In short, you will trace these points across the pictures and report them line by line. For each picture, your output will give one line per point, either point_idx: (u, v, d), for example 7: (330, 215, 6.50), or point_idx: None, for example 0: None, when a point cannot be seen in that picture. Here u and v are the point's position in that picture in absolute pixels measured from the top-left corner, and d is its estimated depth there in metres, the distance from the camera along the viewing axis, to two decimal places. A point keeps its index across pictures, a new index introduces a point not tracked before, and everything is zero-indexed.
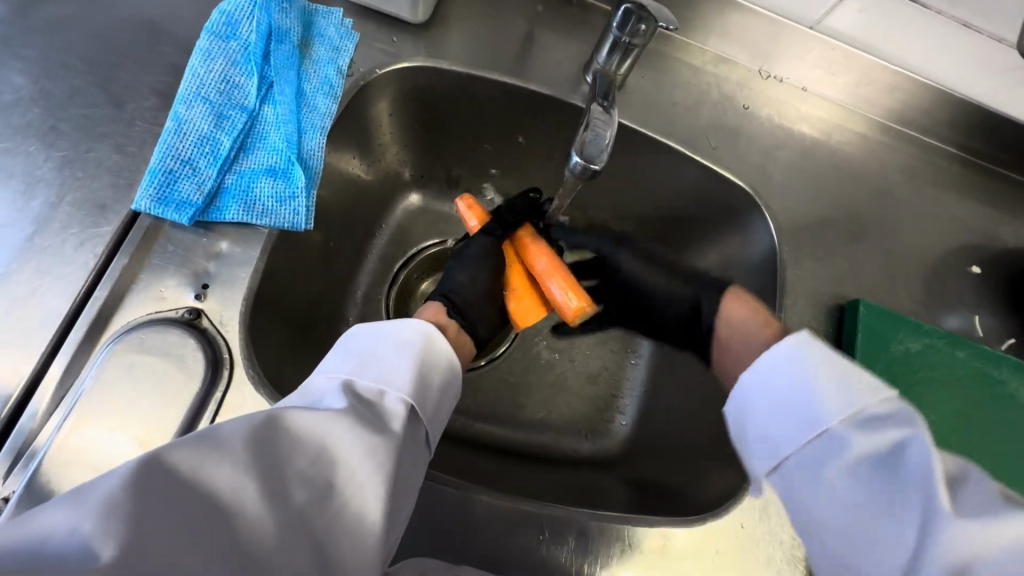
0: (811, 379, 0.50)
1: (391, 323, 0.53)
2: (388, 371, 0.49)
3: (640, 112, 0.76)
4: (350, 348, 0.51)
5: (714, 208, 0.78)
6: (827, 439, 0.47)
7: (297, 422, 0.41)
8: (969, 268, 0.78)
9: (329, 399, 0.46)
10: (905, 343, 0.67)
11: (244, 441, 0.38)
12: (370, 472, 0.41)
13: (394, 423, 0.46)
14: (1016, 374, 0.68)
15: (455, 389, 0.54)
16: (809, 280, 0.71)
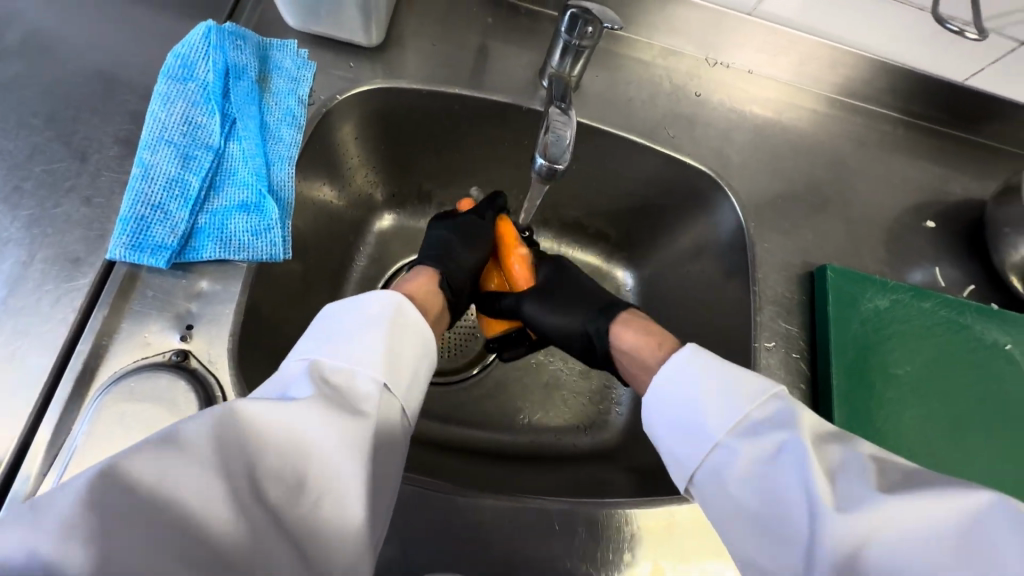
0: (696, 391, 0.54)
1: (359, 298, 0.54)
2: (360, 349, 0.50)
3: (598, 110, 0.79)
4: (320, 331, 0.51)
5: (679, 194, 0.81)
6: (718, 451, 0.51)
7: (262, 416, 0.41)
8: (924, 224, 0.82)
9: (298, 388, 0.46)
10: (874, 301, 0.70)
11: (208, 443, 0.38)
12: (342, 457, 0.42)
13: (368, 403, 0.47)
14: (979, 318, 0.72)
15: (429, 364, 0.55)
16: (777, 252, 0.74)
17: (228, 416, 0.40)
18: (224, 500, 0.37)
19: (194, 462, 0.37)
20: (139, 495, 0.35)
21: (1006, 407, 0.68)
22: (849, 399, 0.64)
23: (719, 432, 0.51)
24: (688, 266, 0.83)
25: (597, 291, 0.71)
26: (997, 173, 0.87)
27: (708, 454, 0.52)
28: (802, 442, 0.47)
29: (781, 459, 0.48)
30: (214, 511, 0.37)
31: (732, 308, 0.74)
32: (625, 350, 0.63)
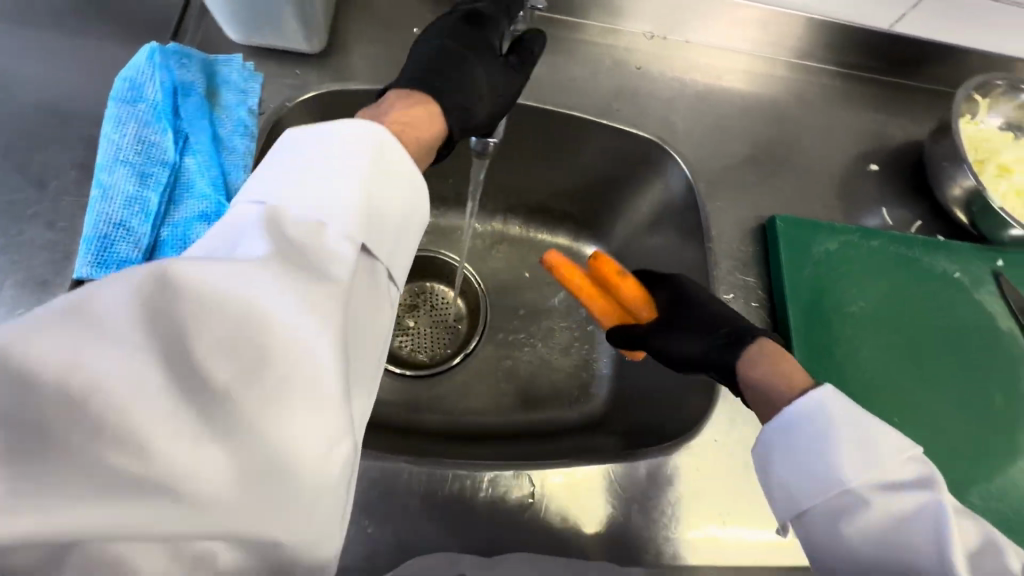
0: (829, 434, 0.50)
1: (321, 138, 0.48)
2: (328, 199, 0.44)
3: (546, 93, 0.82)
4: (281, 177, 0.45)
5: (632, 164, 0.84)
6: (837, 499, 0.49)
7: (206, 278, 0.34)
8: (868, 168, 0.85)
9: (251, 240, 0.40)
10: (825, 245, 0.72)
11: (132, 316, 0.31)
12: (315, 328, 0.36)
13: (342, 264, 0.41)
14: (925, 251, 0.75)
15: (410, 218, 0.51)
16: (729, 210, 0.77)
17: (160, 280, 0.33)
18: (166, 396, 0.30)
19: (117, 341, 0.30)
20: (41, 390, 0.28)
21: (956, 332, 0.72)
22: (808, 341, 0.67)
23: (851, 481, 0.49)
24: (648, 233, 0.85)
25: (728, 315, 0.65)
26: (932, 114, 0.90)
27: (824, 497, 0.50)
28: (948, 509, 0.45)
29: (918, 522, 0.46)
30: (163, 417, 0.30)
31: (692, 267, 0.76)
32: (752, 381, 0.57)
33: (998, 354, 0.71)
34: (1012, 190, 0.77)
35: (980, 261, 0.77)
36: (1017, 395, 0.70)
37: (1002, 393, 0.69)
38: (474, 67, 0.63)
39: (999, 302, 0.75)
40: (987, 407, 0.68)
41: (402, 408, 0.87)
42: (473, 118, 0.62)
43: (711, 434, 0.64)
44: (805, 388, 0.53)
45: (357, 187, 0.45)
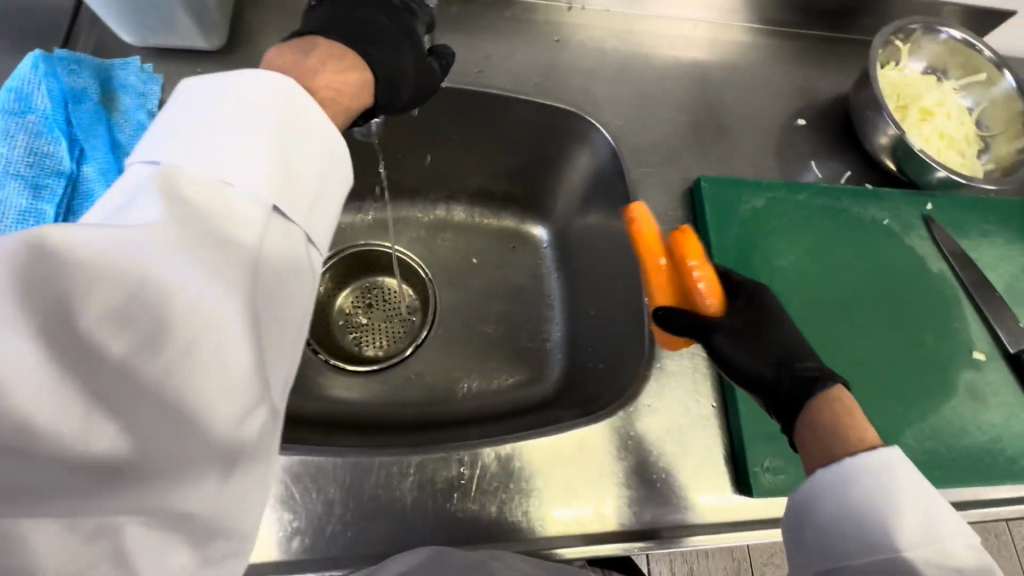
0: (888, 502, 0.48)
1: (232, 87, 0.43)
2: (231, 158, 0.40)
3: (467, 74, 0.80)
4: (190, 139, 0.40)
5: (558, 137, 0.84)
6: (886, 560, 0.46)
7: (88, 246, 0.30)
8: (795, 123, 0.85)
9: (145, 199, 0.35)
10: (752, 203, 0.72)
11: (7, 288, 0.27)
12: (215, 294, 0.33)
13: (251, 227, 0.37)
14: (854, 200, 0.76)
15: (334, 178, 0.47)
16: (655, 175, 0.77)
17: (37, 246, 0.29)
18: (49, 376, 0.28)
19: None
20: None
21: (885, 279, 0.72)
22: None
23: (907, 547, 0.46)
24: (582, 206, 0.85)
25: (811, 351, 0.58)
26: (857, 64, 0.90)
27: (874, 557, 0.47)
28: None
29: None
30: (52, 391, 0.28)
31: None
32: (818, 423, 0.52)
33: (928, 296, 0.72)
34: (936, 132, 0.78)
35: (909, 206, 0.77)
36: (948, 335, 0.70)
37: (933, 334, 0.70)
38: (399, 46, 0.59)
39: (929, 244, 0.75)
40: (918, 349, 0.69)
41: (349, 406, 0.85)
42: (399, 100, 0.59)
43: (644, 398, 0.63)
44: (873, 445, 0.50)
45: (268, 147, 0.41)
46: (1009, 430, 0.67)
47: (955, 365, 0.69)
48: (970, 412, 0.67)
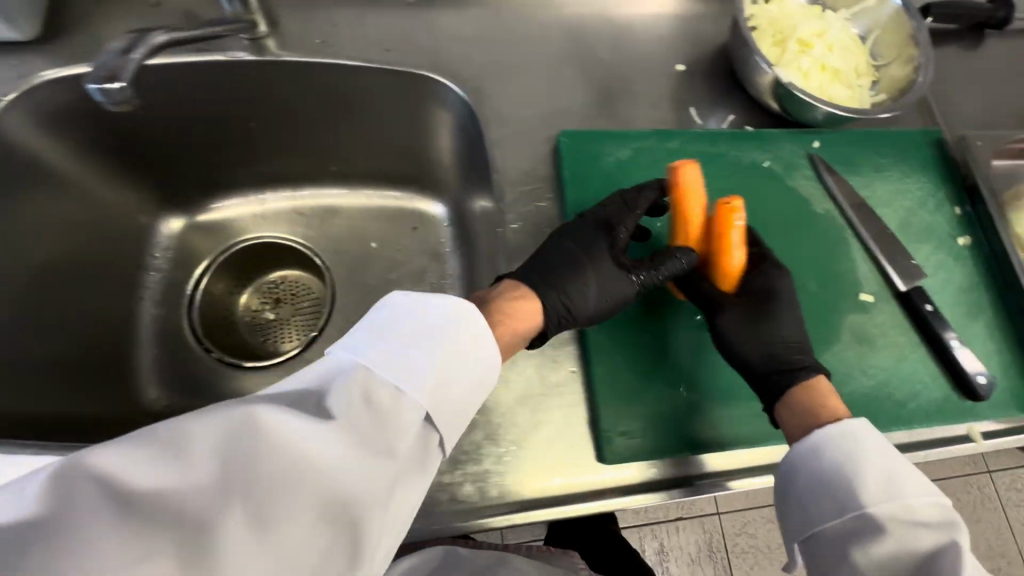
0: (854, 468, 0.50)
1: (427, 304, 0.52)
2: (411, 372, 0.46)
3: (309, 45, 0.73)
4: (381, 330, 0.49)
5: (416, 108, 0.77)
6: (854, 524, 0.49)
7: (286, 432, 0.39)
8: (675, 67, 0.77)
9: (334, 386, 0.43)
10: (616, 154, 0.68)
11: (214, 453, 0.38)
12: (354, 492, 0.41)
13: (403, 438, 0.44)
14: (733, 142, 0.71)
15: (483, 392, 0.52)
16: (516, 134, 0.70)
17: (247, 422, 0.39)
18: (208, 510, 0.37)
19: (196, 475, 0.38)
20: (136, 499, 0.36)
21: (764, 223, 0.68)
22: None
23: (872, 507, 0.48)
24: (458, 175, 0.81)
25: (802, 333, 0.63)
26: None
27: (844, 521, 0.49)
28: (964, 552, 0.44)
29: (937, 561, 0.45)
30: (212, 528, 0.37)
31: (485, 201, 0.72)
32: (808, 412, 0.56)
33: (810, 238, 0.68)
34: (816, 65, 0.72)
35: (795, 144, 0.72)
36: (833, 276, 0.66)
37: (815, 277, 0.66)
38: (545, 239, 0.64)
39: (814, 184, 0.71)
40: (799, 293, 0.65)
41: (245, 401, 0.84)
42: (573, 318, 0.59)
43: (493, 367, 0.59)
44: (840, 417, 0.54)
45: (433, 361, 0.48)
46: (896, 371, 0.63)
47: (840, 308, 0.65)
48: (855, 356, 0.63)
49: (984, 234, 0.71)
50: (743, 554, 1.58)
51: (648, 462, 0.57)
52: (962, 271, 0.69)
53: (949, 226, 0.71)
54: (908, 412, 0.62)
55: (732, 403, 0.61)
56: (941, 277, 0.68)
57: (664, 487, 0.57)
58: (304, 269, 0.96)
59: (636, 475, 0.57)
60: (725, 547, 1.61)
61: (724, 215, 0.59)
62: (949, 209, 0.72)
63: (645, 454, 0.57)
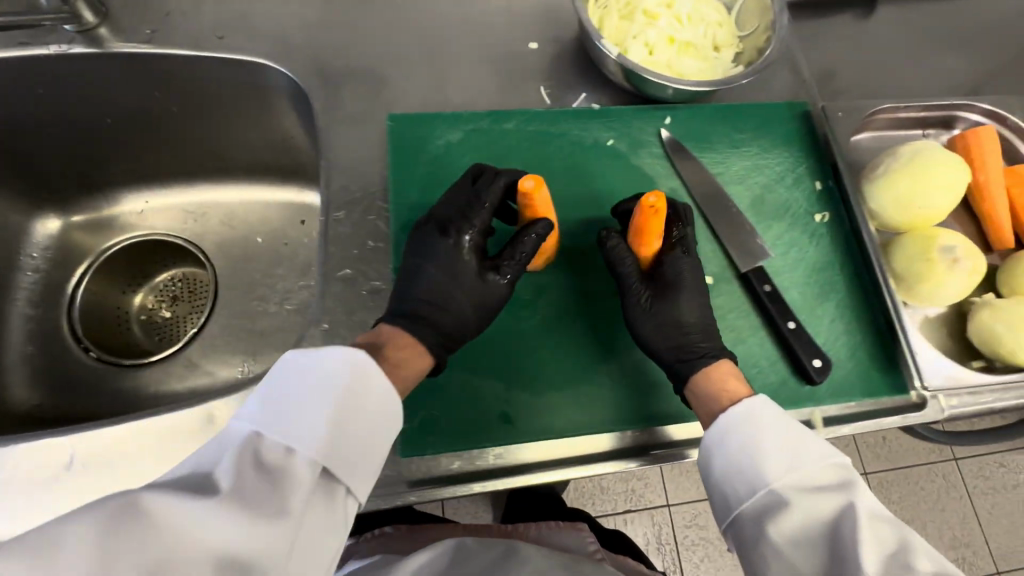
0: (755, 442, 0.48)
1: (317, 355, 0.47)
2: (303, 426, 0.43)
3: (141, 35, 0.73)
4: (272, 393, 0.44)
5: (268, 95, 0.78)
6: (765, 502, 0.46)
7: (169, 514, 0.35)
8: (526, 46, 0.74)
9: (227, 461, 0.39)
10: (446, 137, 0.65)
11: (97, 546, 0.33)
12: (260, 555, 0.37)
13: (300, 494, 0.40)
14: (574, 122, 0.68)
15: (387, 439, 0.48)
16: (348, 118, 0.67)
17: (127, 513, 0.34)
18: None
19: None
20: None
21: (604, 205, 0.65)
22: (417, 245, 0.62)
23: (774, 483, 0.46)
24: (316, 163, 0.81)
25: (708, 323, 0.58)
26: None
27: (754, 505, 0.46)
28: (862, 509, 0.42)
29: (842, 526, 0.42)
30: None
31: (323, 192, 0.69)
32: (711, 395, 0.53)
33: None
34: (663, 37, 0.68)
35: (643, 122, 0.69)
36: None
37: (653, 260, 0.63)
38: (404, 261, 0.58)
39: (661, 163, 0.68)
40: None
41: (128, 397, 0.85)
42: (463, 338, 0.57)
43: None
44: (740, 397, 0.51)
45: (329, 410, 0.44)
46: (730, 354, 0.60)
47: None
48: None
49: (842, 209, 0.67)
50: (697, 549, 1.25)
51: (612, 431, 0.56)
52: (817, 249, 0.66)
53: (807, 202, 0.68)
54: None
55: (546, 393, 0.57)
56: (793, 256, 0.65)
57: (467, 482, 0.53)
58: (187, 267, 0.96)
59: (602, 443, 0.56)
60: (673, 542, 1.25)
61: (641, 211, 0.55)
62: (809, 184, 0.69)
63: (435, 448, 0.54)
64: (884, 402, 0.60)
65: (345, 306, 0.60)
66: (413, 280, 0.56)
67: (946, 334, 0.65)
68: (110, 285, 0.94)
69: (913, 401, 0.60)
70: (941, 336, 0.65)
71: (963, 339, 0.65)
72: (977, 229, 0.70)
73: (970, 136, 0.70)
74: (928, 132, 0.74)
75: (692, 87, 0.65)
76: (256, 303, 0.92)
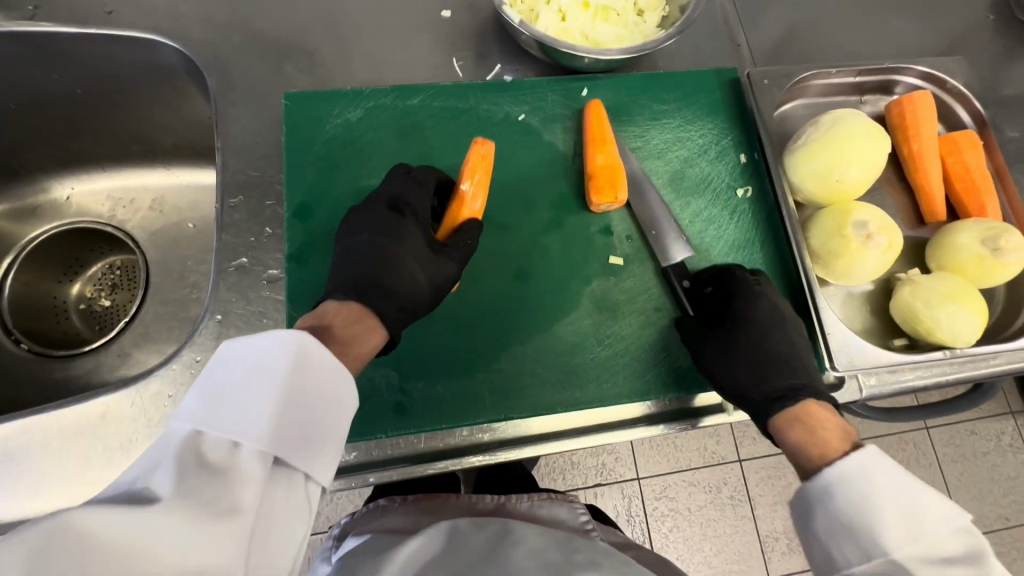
0: (867, 499, 0.42)
1: (257, 338, 0.41)
2: (253, 419, 0.37)
3: (24, 12, 0.69)
4: (211, 386, 0.38)
5: (173, 73, 0.74)
6: (880, 568, 0.40)
7: (103, 531, 0.30)
8: (437, 15, 0.70)
9: (169, 467, 0.34)
10: (345, 115, 0.62)
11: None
12: (212, 562, 0.32)
13: (251, 492, 0.35)
14: (483, 95, 0.64)
15: (345, 418, 0.43)
16: (245, 96, 0.64)
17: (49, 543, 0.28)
18: None
19: None
20: None
21: (513, 182, 0.61)
22: (311, 231, 0.58)
23: (892, 549, 0.40)
24: None
25: (792, 361, 0.54)
26: None
27: (864, 569, 0.41)
28: None
29: None
30: None
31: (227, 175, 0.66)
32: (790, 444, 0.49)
33: (559, 195, 0.62)
34: (575, 2, 0.65)
35: (558, 94, 0.65)
36: (581, 239, 0.60)
37: (560, 241, 0.60)
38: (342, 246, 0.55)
39: (575, 137, 0.64)
40: (540, 257, 0.60)
41: (63, 386, 0.84)
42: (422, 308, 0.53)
43: (194, 352, 0.56)
44: (844, 451, 0.45)
45: (279, 394, 0.39)
46: (637, 337, 0.58)
47: (586, 273, 0.59)
48: (587, 323, 0.58)
49: (765, 183, 0.64)
50: (667, 519, 1.13)
51: (642, 399, 0.57)
52: (736, 226, 0.63)
53: (729, 176, 0.65)
54: (645, 382, 0.57)
55: (441, 381, 0.55)
56: (711, 235, 0.63)
57: (365, 473, 0.53)
58: (119, 255, 0.94)
59: (632, 410, 0.57)
60: (643, 514, 1.14)
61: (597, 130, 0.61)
62: (732, 157, 0.66)
63: None
64: None
65: (239, 297, 0.57)
66: (357, 259, 0.53)
67: (870, 311, 0.63)
68: (40, 276, 0.92)
69: (831, 381, 0.60)
70: (864, 315, 0.63)
71: (887, 317, 0.63)
72: (910, 201, 0.67)
73: (905, 101, 0.66)
74: (865, 98, 0.70)
75: (603, 54, 0.62)
76: (190, 289, 0.90)
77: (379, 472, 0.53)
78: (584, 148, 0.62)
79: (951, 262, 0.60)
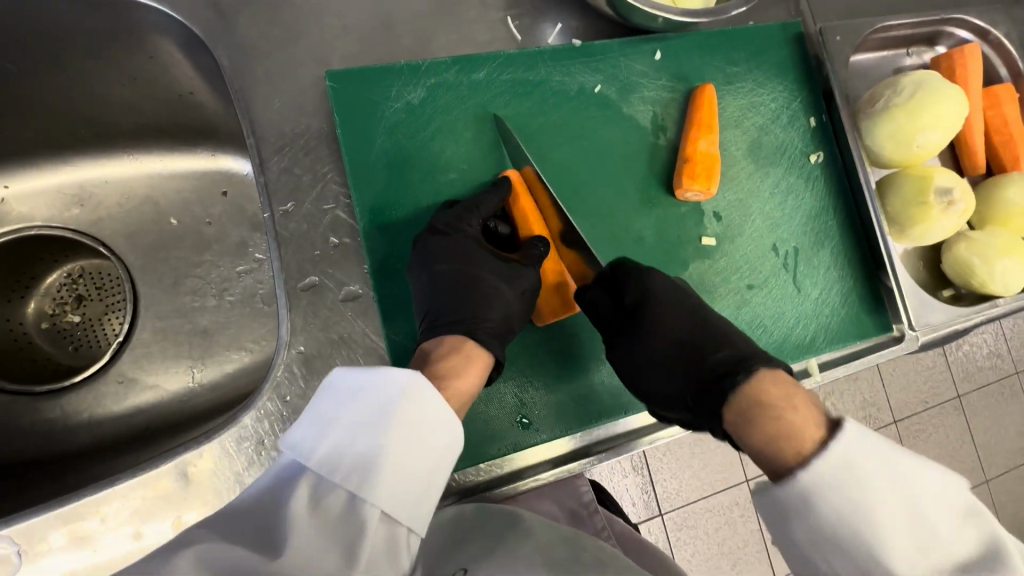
0: (872, 464, 0.41)
1: (374, 379, 0.42)
2: (362, 464, 0.38)
3: None
4: (329, 424, 0.39)
5: (151, 36, 0.59)
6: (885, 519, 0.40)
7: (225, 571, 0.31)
8: None
9: (290, 507, 0.35)
10: (405, 97, 0.55)
11: None
12: None
13: (360, 546, 0.36)
14: (555, 64, 0.58)
15: (443, 469, 0.43)
16: (275, 75, 0.52)
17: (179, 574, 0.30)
18: None
19: None
20: None
21: (598, 165, 0.57)
22: (390, 235, 0.54)
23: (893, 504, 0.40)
24: None
25: (725, 334, 0.52)
26: None
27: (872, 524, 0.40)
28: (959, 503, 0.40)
29: (864, 442, 0.41)
30: None
31: None
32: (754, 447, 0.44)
33: (647, 176, 0.58)
34: None
35: (630, 58, 0.60)
36: (672, 221, 0.59)
37: (653, 224, 0.58)
38: (419, 276, 0.52)
39: (655, 108, 0.60)
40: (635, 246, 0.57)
41: (62, 432, 0.67)
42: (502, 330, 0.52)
43: (279, 393, 0.49)
44: (811, 449, 0.42)
45: (388, 444, 0.40)
46: (736, 314, 0.59)
47: (682, 258, 0.58)
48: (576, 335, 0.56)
49: (834, 147, 0.65)
50: (659, 447, 1.09)
51: (557, 437, 0.53)
52: (812, 194, 0.63)
53: (802, 141, 0.64)
54: None
55: (557, 386, 0.54)
56: (792, 206, 0.62)
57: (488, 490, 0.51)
58: (86, 262, 0.73)
59: (551, 450, 0.53)
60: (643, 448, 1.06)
61: (711, 106, 0.59)
62: (803, 121, 0.64)
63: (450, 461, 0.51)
64: (870, 340, 0.63)
65: (318, 322, 0.50)
66: (439, 289, 0.52)
67: (923, 265, 0.67)
68: None
69: (896, 335, 0.63)
70: (918, 268, 0.67)
71: (935, 270, 0.67)
72: (951, 155, 0.70)
73: (956, 55, 0.67)
74: (910, 51, 0.71)
75: (692, 16, 0.55)
76: (186, 296, 0.73)
77: (512, 482, 0.52)
78: (685, 131, 0.59)
79: (998, 215, 0.64)
